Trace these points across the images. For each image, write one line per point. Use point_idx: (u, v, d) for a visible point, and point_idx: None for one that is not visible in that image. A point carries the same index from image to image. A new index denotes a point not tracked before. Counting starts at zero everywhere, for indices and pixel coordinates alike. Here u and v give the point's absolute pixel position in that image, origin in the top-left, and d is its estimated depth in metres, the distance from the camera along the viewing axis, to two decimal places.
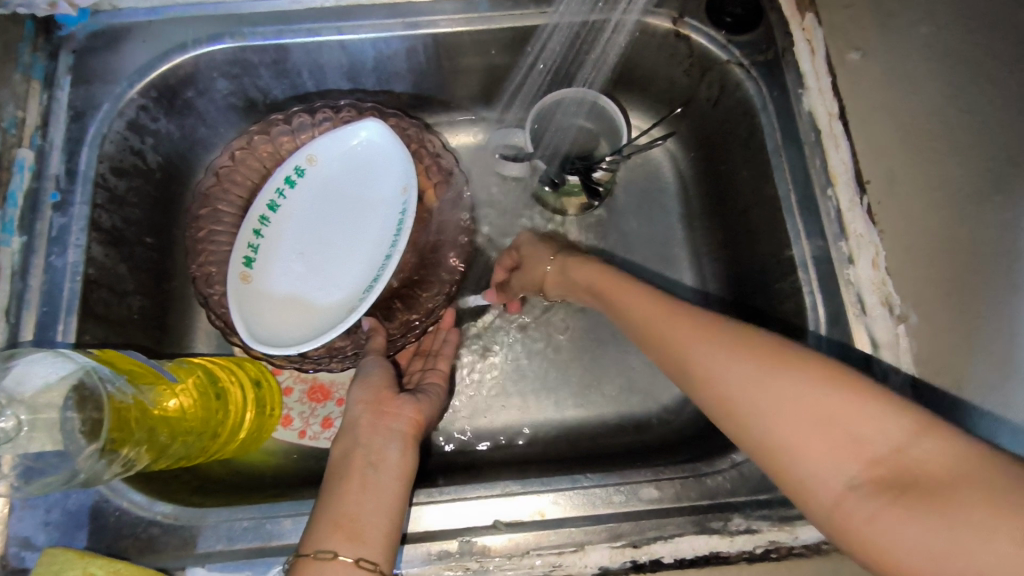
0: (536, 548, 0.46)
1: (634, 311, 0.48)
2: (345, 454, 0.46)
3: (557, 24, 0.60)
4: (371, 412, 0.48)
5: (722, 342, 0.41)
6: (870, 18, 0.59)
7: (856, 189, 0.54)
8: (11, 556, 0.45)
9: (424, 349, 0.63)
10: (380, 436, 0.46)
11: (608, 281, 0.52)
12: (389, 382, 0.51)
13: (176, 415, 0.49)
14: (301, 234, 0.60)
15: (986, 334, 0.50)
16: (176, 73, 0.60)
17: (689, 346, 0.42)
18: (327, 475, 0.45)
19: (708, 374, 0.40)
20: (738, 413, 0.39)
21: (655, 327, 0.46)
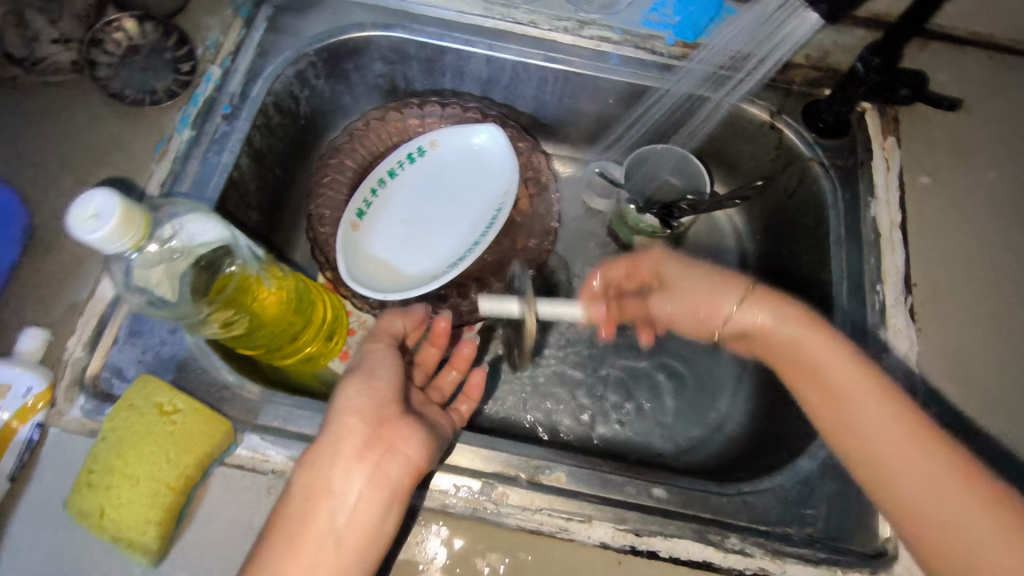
0: (548, 508, 0.50)
1: (848, 424, 0.46)
2: (316, 489, 0.44)
3: (672, 89, 0.70)
4: (366, 443, 0.44)
5: (930, 454, 0.43)
6: (944, 153, 0.67)
7: (902, 289, 0.60)
8: (103, 380, 0.51)
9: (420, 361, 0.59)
10: (364, 481, 0.44)
11: (803, 336, 0.49)
12: (381, 409, 0.46)
13: (274, 306, 0.56)
14: (407, 203, 0.68)
15: (994, 442, 0.55)
16: (348, 44, 0.71)
17: (914, 463, 0.43)
18: (294, 501, 0.44)
19: (933, 505, 0.42)
20: (954, 531, 0.41)
21: (873, 431, 0.45)
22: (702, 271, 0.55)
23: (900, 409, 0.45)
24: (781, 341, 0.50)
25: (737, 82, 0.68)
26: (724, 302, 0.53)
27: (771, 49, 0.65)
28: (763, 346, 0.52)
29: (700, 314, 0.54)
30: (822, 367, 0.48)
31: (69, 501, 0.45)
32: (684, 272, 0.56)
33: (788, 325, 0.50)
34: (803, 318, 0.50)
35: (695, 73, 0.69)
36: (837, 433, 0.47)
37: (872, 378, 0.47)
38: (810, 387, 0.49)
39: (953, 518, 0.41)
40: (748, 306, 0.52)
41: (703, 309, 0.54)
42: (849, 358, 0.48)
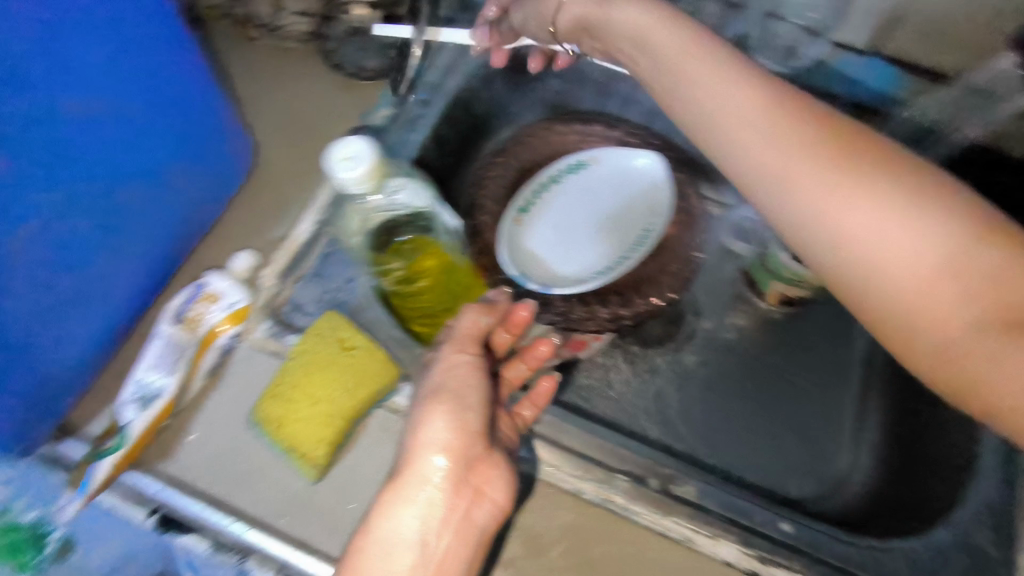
0: (677, 517, 0.52)
1: (833, 213, 0.41)
2: (391, 543, 0.41)
3: None
4: (450, 491, 0.43)
5: (867, 180, 0.41)
6: None
7: None
8: (286, 310, 0.57)
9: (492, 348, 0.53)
10: (448, 532, 0.42)
11: (763, 140, 0.45)
12: (469, 450, 0.44)
13: (450, 282, 0.58)
14: (563, 210, 0.72)
15: None
16: None
17: (855, 203, 0.40)
18: (360, 555, 0.41)
19: (956, 309, 0.37)
20: (923, 277, 0.38)
21: (856, 230, 0.40)
22: (637, 18, 0.52)
23: (858, 140, 0.42)
24: (754, 156, 0.45)
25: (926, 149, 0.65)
26: (691, 49, 0.49)
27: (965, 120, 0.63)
28: (736, 126, 0.46)
29: (668, 56, 0.50)
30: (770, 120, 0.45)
31: (257, 407, 0.50)
32: (647, 30, 0.51)
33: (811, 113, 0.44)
34: (775, 110, 0.45)
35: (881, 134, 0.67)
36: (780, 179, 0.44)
37: (854, 135, 0.42)
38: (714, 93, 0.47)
39: (969, 320, 0.37)
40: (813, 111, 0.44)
41: (695, 118, 0.48)
42: (736, 73, 0.46)
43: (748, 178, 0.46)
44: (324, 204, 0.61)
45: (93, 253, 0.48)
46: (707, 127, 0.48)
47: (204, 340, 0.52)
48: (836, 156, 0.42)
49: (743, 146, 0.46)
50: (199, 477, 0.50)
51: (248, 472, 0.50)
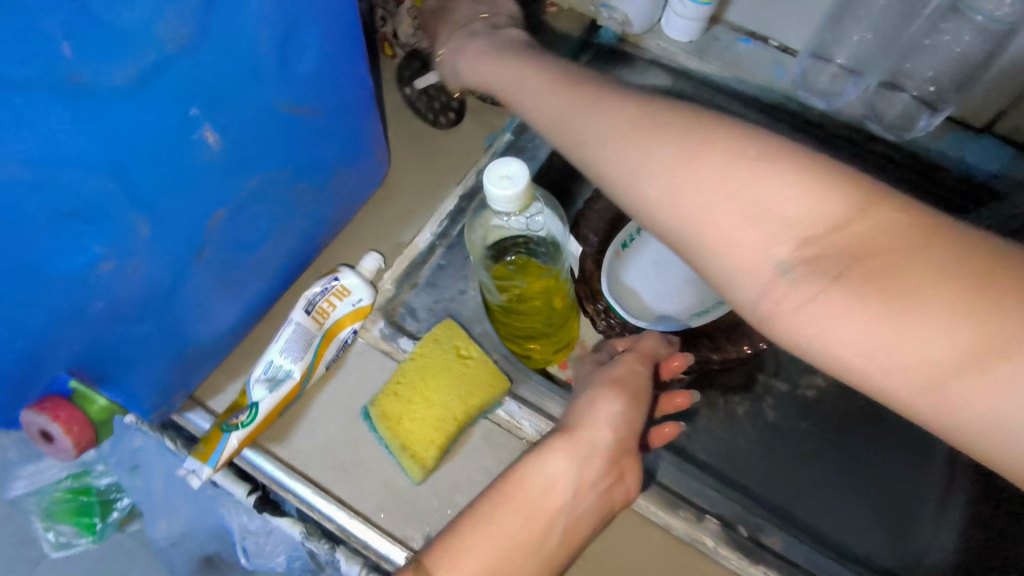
0: (764, 567, 0.52)
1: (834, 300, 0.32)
2: (545, 489, 0.41)
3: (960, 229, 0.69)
4: (616, 451, 0.43)
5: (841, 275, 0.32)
6: None
7: None
8: (400, 313, 0.60)
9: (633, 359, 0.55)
10: (593, 494, 0.42)
11: (703, 202, 0.35)
12: (621, 442, 0.43)
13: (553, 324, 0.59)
14: (663, 247, 0.73)
15: None
16: None
17: (834, 312, 0.32)
18: (508, 486, 0.41)
19: (987, 385, 0.28)
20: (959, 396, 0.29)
21: (847, 338, 0.31)
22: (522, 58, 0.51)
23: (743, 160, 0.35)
24: (686, 219, 0.36)
25: None
26: (617, 110, 0.41)
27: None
28: (670, 193, 0.37)
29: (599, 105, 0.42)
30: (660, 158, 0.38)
31: (375, 402, 0.53)
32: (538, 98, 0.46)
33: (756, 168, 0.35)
34: (707, 155, 0.36)
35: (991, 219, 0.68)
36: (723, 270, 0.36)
37: (806, 169, 0.34)
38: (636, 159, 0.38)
39: (991, 384, 0.28)
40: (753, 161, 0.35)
41: (624, 173, 0.39)
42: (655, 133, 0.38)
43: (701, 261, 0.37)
44: (442, 217, 0.64)
45: (260, 243, 0.51)
46: (637, 211, 0.38)
47: (329, 332, 0.55)
48: (815, 233, 0.33)
49: (691, 194, 0.36)
50: (309, 462, 0.53)
51: (356, 463, 0.53)
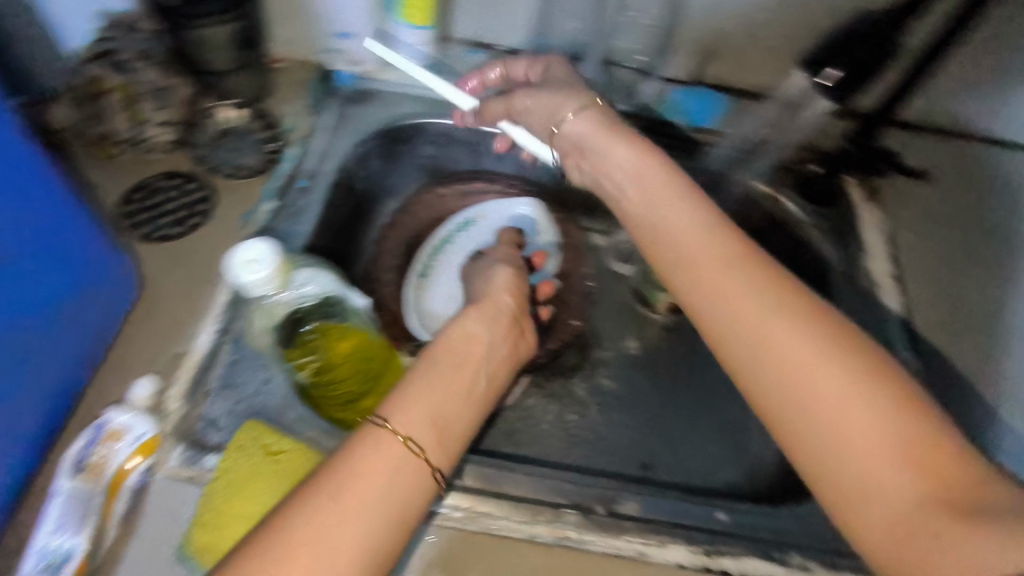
0: (627, 536, 0.54)
1: (777, 340, 0.43)
2: (462, 347, 0.54)
3: (689, 170, 0.81)
4: (508, 318, 0.60)
5: (758, 276, 0.46)
6: (914, 216, 0.77)
7: (904, 333, 0.69)
8: (199, 429, 0.53)
9: (487, 117, 0.68)
10: (506, 343, 0.58)
11: (739, 309, 0.45)
12: (519, 303, 0.62)
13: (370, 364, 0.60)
14: (458, 267, 0.77)
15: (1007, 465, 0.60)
16: (405, 131, 0.79)
17: (739, 283, 0.46)
18: (431, 353, 0.53)
19: (813, 355, 0.42)
20: (800, 376, 0.42)
21: (734, 302, 0.45)
22: (582, 127, 0.60)
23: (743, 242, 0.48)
24: (727, 309, 0.46)
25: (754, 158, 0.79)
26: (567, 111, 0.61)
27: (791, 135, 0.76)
28: (738, 303, 0.45)
29: (552, 117, 0.63)
30: (676, 208, 0.51)
31: (188, 540, 0.47)
32: (654, 199, 0.53)
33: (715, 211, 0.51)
34: (777, 292, 0.45)
35: (718, 156, 0.80)
36: (682, 269, 0.49)
37: (791, 282, 0.46)
38: (640, 195, 0.54)
39: (818, 375, 0.41)
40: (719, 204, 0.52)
41: (648, 217, 0.53)
42: (679, 193, 0.52)
43: (687, 300, 0.49)
44: (218, 312, 0.59)
45: None
46: (655, 240, 0.52)
47: (111, 485, 0.49)
48: (713, 230, 0.49)
49: (670, 244, 0.50)
50: None
51: None
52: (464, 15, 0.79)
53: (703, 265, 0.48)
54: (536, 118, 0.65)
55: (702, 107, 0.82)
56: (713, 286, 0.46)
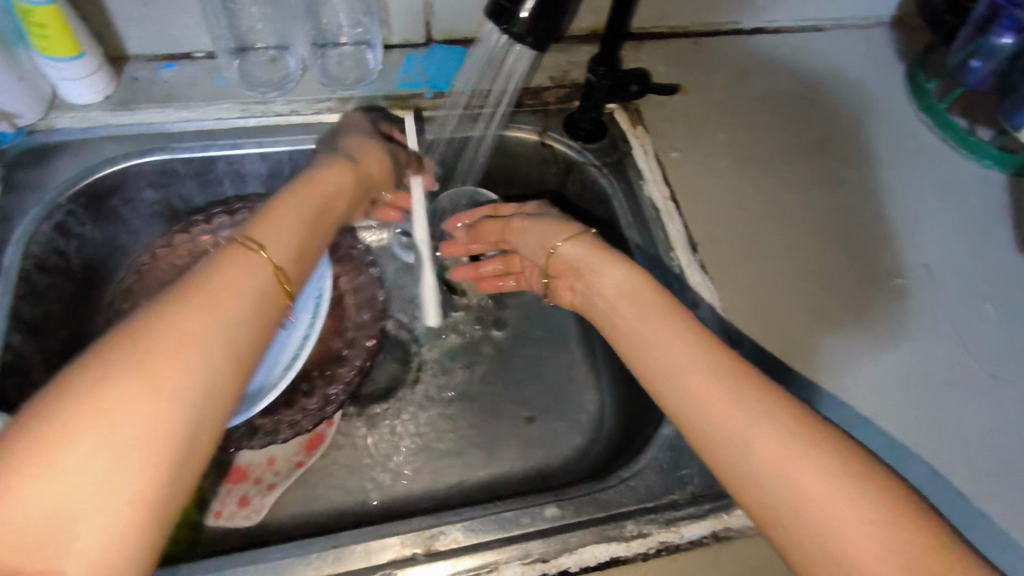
0: (455, 573, 0.50)
1: (770, 446, 0.41)
2: (314, 179, 0.56)
3: (438, 139, 0.72)
4: (372, 163, 0.63)
5: (709, 348, 0.47)
6: (681, 127, 0.75)
7: (690, 250, 0.67)
8: None
9: (482, 236, 0.69)
10: (354, 186, 0.60)
11: (733, 416, 0.43)
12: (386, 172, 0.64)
13: None
14: None
15: (808, 365, 0.61)
16: (107, 182, 0.66)
17: (664, 346, 0.49)
18: (291, 194, 0.53)
19: (734, 402, 0.44)
20: (724, 425, 0.43)
21: (682, 370, 0.47)
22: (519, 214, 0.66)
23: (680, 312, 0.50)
24: (713, 422, 0.44)
25: (489, 116, 0.71)
26: (557, 238, 0.60)
27: (505, 81, 0.66)
28: (732, 424, 0.43)
29: (547, 242, 0.61)
30: (632, 291, 0.53)
31: None
32: (636, 320, 0.52)
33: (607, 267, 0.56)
34: (767, 412, 0.43)
35: (451, 118, 0.71)
36: (644, 353, 0.50)
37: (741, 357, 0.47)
38: (613, 284, 0.55)
39: (744, 426, 0.43)
40: (600, 254, 0.57)
41: (611, 298, 0.55)
42: (618, 262, 0.55)
43: (639, 365, 0.50)
44: None
45: None
46: (629, 325, 0.52)
47: None
48: (659, 300, 0.52)
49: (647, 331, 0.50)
50: None
51: None
52: (135, 31, 0.67)
53: (653, 331, 0.50)
54: (531, 247, 0.63)
55: (436, 71, 0.73)
56: (664, 352, 0.48)
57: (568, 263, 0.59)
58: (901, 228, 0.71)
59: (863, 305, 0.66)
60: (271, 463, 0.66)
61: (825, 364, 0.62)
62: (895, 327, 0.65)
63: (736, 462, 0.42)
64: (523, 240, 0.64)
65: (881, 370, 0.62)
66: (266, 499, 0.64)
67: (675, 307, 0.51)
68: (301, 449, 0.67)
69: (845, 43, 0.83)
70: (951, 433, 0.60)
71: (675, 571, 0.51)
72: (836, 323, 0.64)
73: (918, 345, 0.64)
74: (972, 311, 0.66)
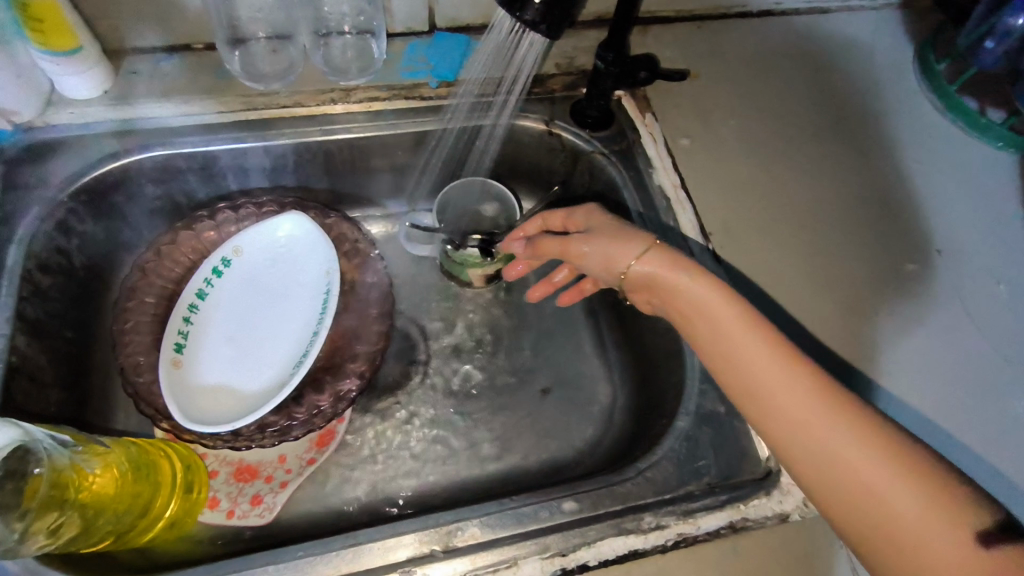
0: (474, 570, 0.50)
1: (884, 489, 0.42)
2: None
3: (448, 128, 0.71)
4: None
5: (804, 375, 0.46)
6: (689, 114, 0.74)
7: (702, 239, 0.66)
8: None
9: (542, 253, 0.60)
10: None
11: (846, 454, 0.43)
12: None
13: (108, 484, 0.50)
14: (228, 320, 0.65)
15: (829, 355, 0.61)
16: (107, 178, 0.64)
17: (752, 368, 0.48)
18: None
19: (836, 433, 0.44)
20: (823, 455, 0.44)
21: (775, 397, 0.47)
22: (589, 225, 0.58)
23: (770, 333, 0.48)
24: (809, 451, 0.45)
25: (504, 99, 0.71)
26: (625, 257, 0.54)
27: (518, 67, 0.70)
28: (856, 466, 0.43)
29: (612, 266, 0.55)
30: (714, 310, 0.50)
31: None
32: (734, 342, 0.49)
33: (679, 284, 0.52)
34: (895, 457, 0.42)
35: (462, 106, 0.71)
36: (730, 373, 0.49)
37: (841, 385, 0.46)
38: (691, 305, 0.51)
39: (845, 457, 0.43)
40: (671, 270, 0.52)
41: (687, 317, 0.52)
42: (696, 279, 0.51)
43: (727, 384, 0.50)
44: None
45: None
46: (711, 344, 0.50)
47: None
48: (747, 322, 0.49)
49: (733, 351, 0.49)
50: None
51: None
52: (131, 24, 0.65)
53: (740, 353, 0.48)
54: (598, 265, 0.56)
55: (440, 59, 0.72)
56: (754, 375, 0.48)
57: (636, 280, 0.55)
58: (916, 213, 0.70)
59: (877, 291, 0.65)
60: (282, 460, 0.66)
61: (841, 352, 0.61)
62: (914, 314, 0.64)
63: (859, 505, 0.43)
64: (584, 258, 0.57)
65: (901, 358, 0.61)
66: (278, 498, 0.63)
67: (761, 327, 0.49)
68: (312, 446, 0.66)
69: (856, 25, 0.82)
70: (973, 420, 0.59)
71: (693, 562, 0.51)
72: (857, 313, 0.64)
73: (933, 329, 0.63)
74: (986, 295, 0.66)
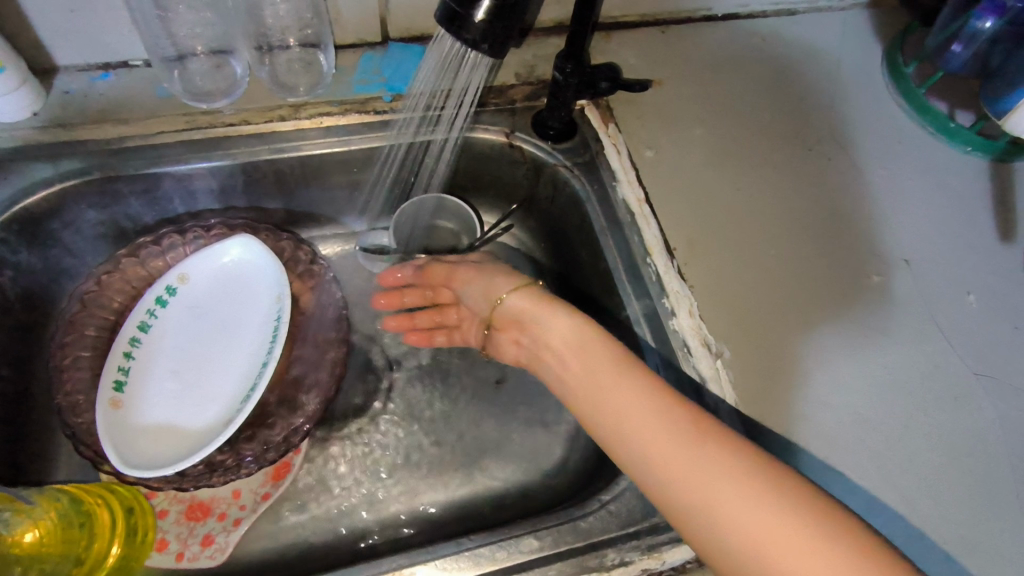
0: None
1: (762, 533, 0.41)
2: None
3: (396, 143, 0.68)
4: None
5: (675, 418, 0.47)
6: (653, 123, 0.72)
7: (668, 255, 0.64)
8: None
9: (429, 278, 0.66)
10: None
11: (721, 499, 0.42)
12: None
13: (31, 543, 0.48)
14: (173, 352, 0.62)
15: (789, 373, 0.59)
16: (40, 205, 0.61)
17: (625, 414, 0.48)
18: None
19: (709, 475, 0.43)
20: (700, 503, 0.43)
21: (647, 444, 0.47)
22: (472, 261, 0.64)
23: (640, 375, 0.50)
24: (688, 500, 0.44)
25: (450, 118, 0.67)
26: (503, 289, 0.60)
27: (464, 82, 0.64)
28: (704, 487, 0.43)
29: (493, 296, 0.61)
30: (581, 353, 0.53)
31: None
32: (605, 388, 0.50)
33: (551, 320, 0.56)
34: (733, 469, 0.43)
35: (411, 120, 0.68)
36: (602, 421, 0.50)
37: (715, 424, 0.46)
38: (557, 347, 0.55)
39: (719, 504, 0.42)
40: (545, 306, 0.57)
41: (558, 360, 0.55)
42: (565, 321, 0.55)
43: (605, 435, 0.50)
44: None
45: None
46: (584, 390, 0.52)
47: None
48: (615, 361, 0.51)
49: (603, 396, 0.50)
50: None
51: None
52: (61, 41, 0.62)
53: (612, 397, 0.49)
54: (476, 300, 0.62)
55: (393, 72, 0.69)
56: (627, 423, 0.48)
57: (512, 315, 0.59)
58: (882, 222, 0.68)
59: (833, 303, 0.63)
60: (236, 496, 0.63)
61: (802, 369, 0.59)
62: (875, 327, 0.62)
63: (732, 547, 0.41)
64: (467, 289, 0.63)
65: (862, 375, 0.60)
66: (231, 537, 0.61)
67: (630, 371, 0.50)
68: (267, 480, 0.64)
69: (821, 27, 0.80)
70: (941, 439, 0.58)
71: None
72: (816, 328, 0.62)
73: (892, 342, 0.62)
74: (954, 305, 0.64)
